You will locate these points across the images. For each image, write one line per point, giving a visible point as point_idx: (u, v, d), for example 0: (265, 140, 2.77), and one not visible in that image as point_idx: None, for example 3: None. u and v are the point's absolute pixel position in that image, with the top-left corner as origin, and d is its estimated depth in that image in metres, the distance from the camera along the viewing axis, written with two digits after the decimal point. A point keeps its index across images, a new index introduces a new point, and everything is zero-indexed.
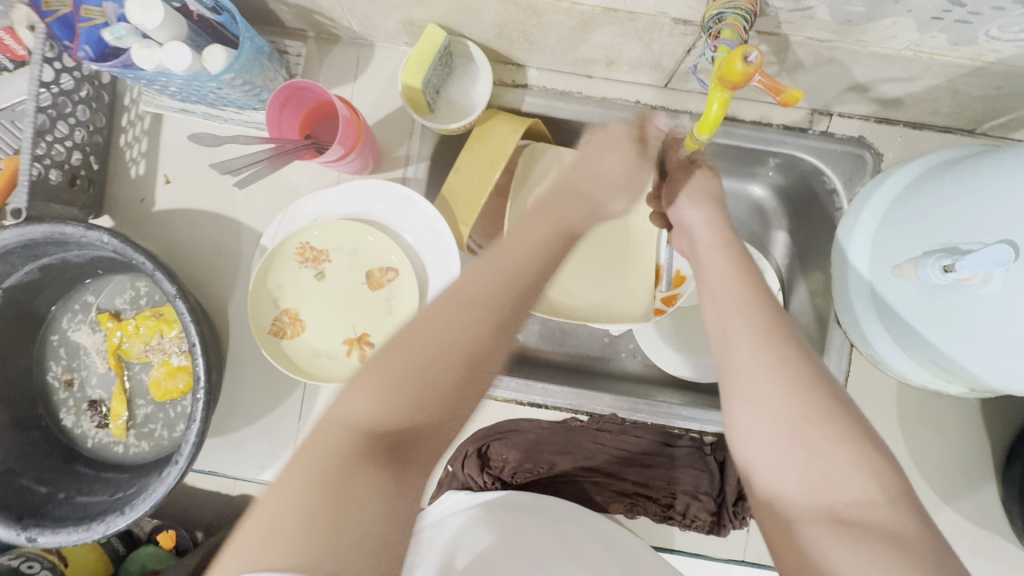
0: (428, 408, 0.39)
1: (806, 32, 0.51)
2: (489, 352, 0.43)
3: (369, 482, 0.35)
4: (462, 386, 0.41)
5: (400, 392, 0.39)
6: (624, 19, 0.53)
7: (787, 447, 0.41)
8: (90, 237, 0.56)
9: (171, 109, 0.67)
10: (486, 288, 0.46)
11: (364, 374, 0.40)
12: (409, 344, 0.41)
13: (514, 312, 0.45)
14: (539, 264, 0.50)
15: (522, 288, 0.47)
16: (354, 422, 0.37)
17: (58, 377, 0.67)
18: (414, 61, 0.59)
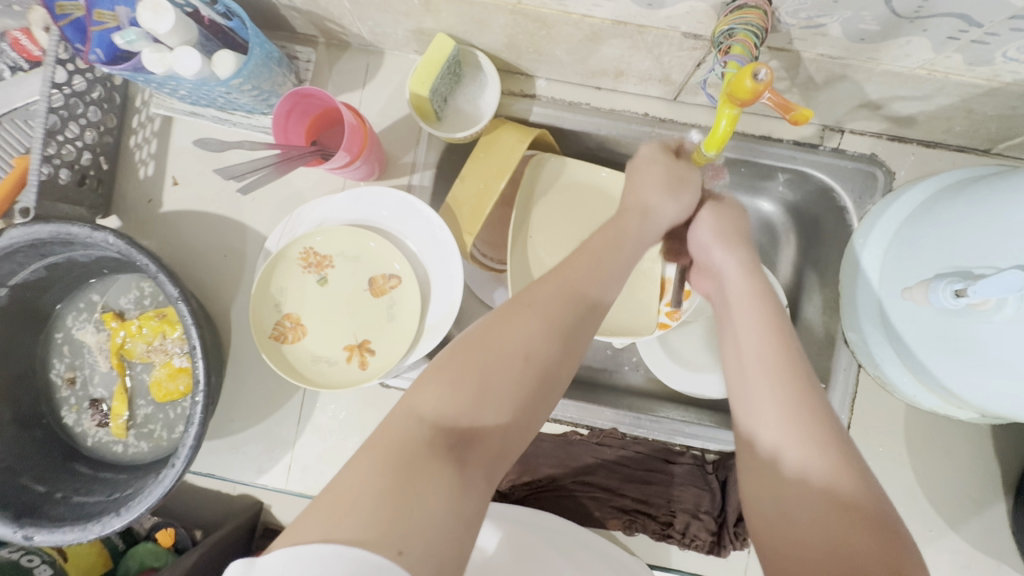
0: (493, 402, 0.37)
1: (818, 49, 0.50)
2: (562, 355, 0.41)
3: (439, 473, 0.32)
4: (525, 383, 0.38)
5: (466, 384, 0.37)
6: (634, 32, 0.53)
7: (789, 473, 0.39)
8: (95, 238, 0.56)
9: (180, 112, 0.67)
10: (559, 288, 0.44)
11: (435, 366, 0.38)
12: (486, 336, 0.40)
13: (584, 314, 0.43)
14: (615, 268, 0.48)
15: (595, 290, 0.45)
16: (428, 413, 0.35)
17: (60, 375, 0.68)
18: (423, 70, 0.59)
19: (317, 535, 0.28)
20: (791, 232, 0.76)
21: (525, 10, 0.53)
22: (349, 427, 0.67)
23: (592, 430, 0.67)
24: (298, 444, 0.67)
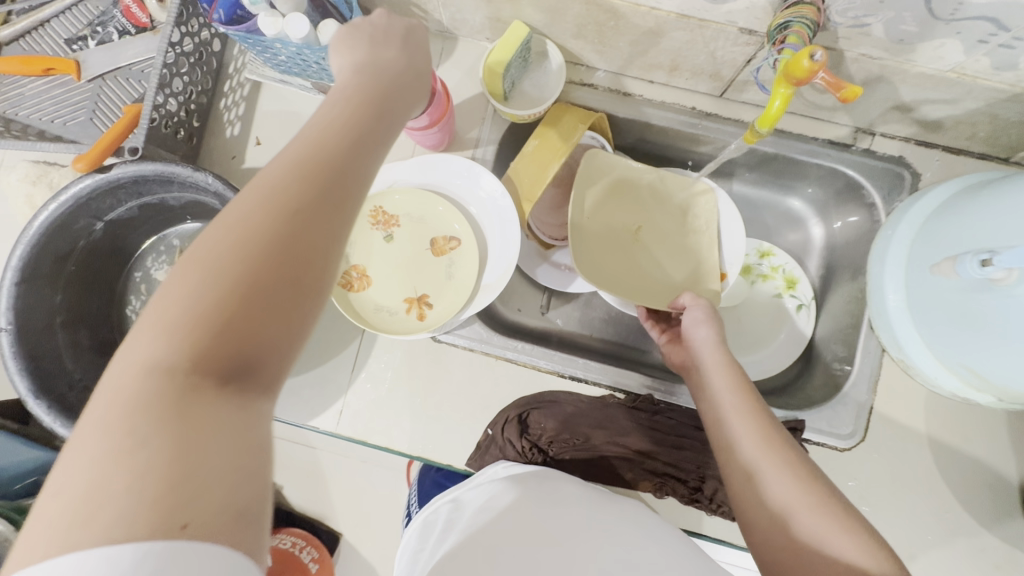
0: (265, 325, 0.31)
1: (861, 48, 0.56)
2: (318, 243, 0.32)
3: (204, 411, 0.28)
4: (300, 296, 0.32)
5: (212, 321, 0.29)
6: (695, 26, 0.59)
7: (766, 497, 0.49)
8: (196, 178, 0.62)
9: (272, 79, 0.74)
10: (273, 183, 0.33)
11: (149, 308, 0.30)
12: (223, 253, 0.30)
13: (300, 201, 0.32)
14: (337, 142, 0.35)
15: (302, 175, 0.33)
16: (161, 369, 0.28)
17: (136, 311, 0.74)
18: (500, 51, 0.66)
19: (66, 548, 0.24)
20: (820, 229, 0.82)
21: (599, 1, 0.60)
22: (401, 377, 0.71)
23: (629, 395, 0.71)
24: (351, 391, 0.71)
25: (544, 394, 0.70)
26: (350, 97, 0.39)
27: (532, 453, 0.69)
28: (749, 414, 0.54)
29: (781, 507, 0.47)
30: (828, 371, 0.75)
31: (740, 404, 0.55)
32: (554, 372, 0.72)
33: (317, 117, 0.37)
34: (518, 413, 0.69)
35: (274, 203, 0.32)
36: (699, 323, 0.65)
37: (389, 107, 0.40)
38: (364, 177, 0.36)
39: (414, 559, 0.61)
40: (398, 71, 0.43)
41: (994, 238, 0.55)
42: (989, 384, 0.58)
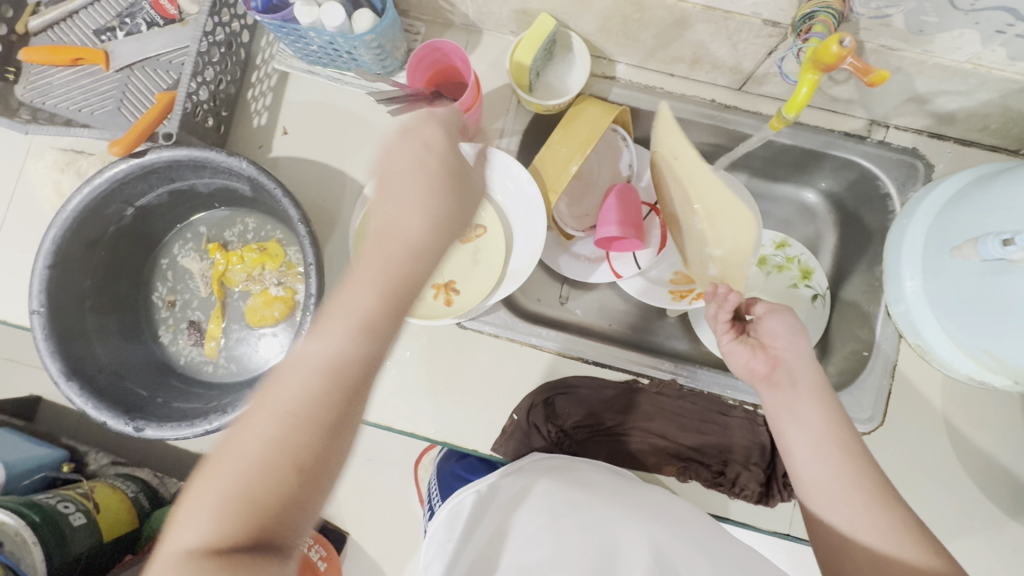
0: (274, 510, 0.37)
1: (880, 39, 0.58)
2: (329, 444, 0.39)
3: (238, 565, 0.34)
4: (308, 476, 0.38)
5: (235, 504, 0.36)
6: (719, 17, 0.61)
7: (833, 477, 0.53)
8: (231, 163, 0.63)
9: (299, 70, 0.75)
10: (300, 385, 0.39)
11: (194, 494, 0.37)
12: (249, 449, 0.37)
13: (324, 399, 0.39)
14: (350, 339, 0.40)
15: (327, 365, 0.40)
16: (193, 546, 0.35)
17: (162, 297, 0.73)
18: (528, 41, 0.67)
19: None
20: (833, 221, 0.84)
21: None
22: (426, 362, 0.72)
23: (652, 380, 0.71)
24: (377, 376, 0.72)
25: (568, 379, 0.71)
26: (371, 263, 0.43)
27: (557, 438, 0.72)
28: (825, 430, 0.55)
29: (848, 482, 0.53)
30: (844, 359, 0.76)
31: (809, 385, 0.57)
32: (577, 356, 0.71)
33: (335, 301, 0.42)
34: (544, 399, 0.70)
35: (302, 403, 0.39)
36: (783, 333, 0.59)
37: (407, 276, 0.43)
38: (363, 381, 0.41)
39: (442, 551, 0.64)
40: (420, 230, 0.44)
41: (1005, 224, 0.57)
42: (1005, 367, 0.60)
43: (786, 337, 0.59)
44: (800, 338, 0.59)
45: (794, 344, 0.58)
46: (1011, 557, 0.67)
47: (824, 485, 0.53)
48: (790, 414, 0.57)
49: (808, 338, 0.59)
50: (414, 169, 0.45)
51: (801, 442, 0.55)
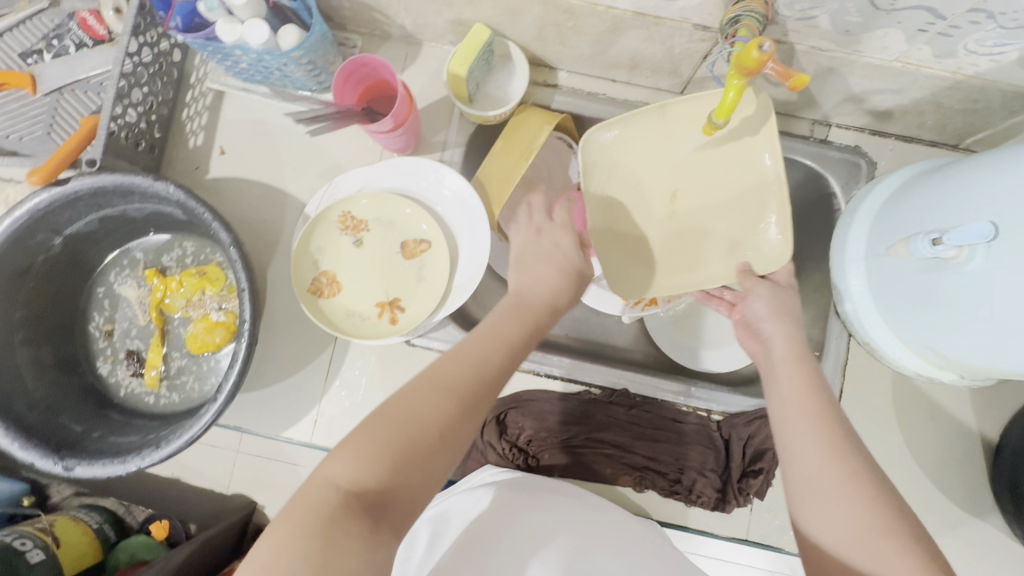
0: (407, 474, 0.40)
1: (809, 41, 0.58)
2: (461, 436, 0.44)
3: (357, 528, 0.36)
4: (439, 460, 0.42)
5: (385, 458, 0.40)
6: (651, 23, 0.61)
7: (813, 444, 0.46)
8: (157, 188, 0.61)
9: (234, 88, 0.73)
10: (457, 373, 0.47)
11: (352, 437, 0.41)
12: (404, 414, 0.43)
13: (476, 398, 0.46)
14: (505, 358, 0.51)
15: (488, 375, 0.48)
16: (342, 483, 0.38)
17: (99, 327, 0.71)
18: (461, 54, 0.66)
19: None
20: None
21: (557, 2, 0.61)
22: (376, 382, 0.71)
23: (605, 390, 0.71)
24: (325, 398, 0.70)
25: (521, 393, 0.71)
26: (516, 314, 0.57)
27: (513, 454, 0.69)
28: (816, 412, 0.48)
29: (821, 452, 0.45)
30: None
31: (801, 363, 0.53)
32: (529, 370, 0.71)
33: (484, 329, 0.54)
34: (495, 415, 0.70)
35: (459, 390, 0.46)
36: (766, 317, 0.59)
37: (539, 323, 0.58)
38: (491, 399, 0.47)
39: (401, 568, 0.58)
40: (564, 300, 0.62)
41: (934, 223, 0.56)
42: (949, 362, 0.61)
43: (762, 324, 0.59)
44: (789, 321, 0.58)
45: (775, 329, 0.58)
46: (966, 550, 0.68)
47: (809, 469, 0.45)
48: (777, 390, 0.52)
49: (792, 324, 0.58)
50: (561, 267, 0.65)
51: (781, 414, 0.50)
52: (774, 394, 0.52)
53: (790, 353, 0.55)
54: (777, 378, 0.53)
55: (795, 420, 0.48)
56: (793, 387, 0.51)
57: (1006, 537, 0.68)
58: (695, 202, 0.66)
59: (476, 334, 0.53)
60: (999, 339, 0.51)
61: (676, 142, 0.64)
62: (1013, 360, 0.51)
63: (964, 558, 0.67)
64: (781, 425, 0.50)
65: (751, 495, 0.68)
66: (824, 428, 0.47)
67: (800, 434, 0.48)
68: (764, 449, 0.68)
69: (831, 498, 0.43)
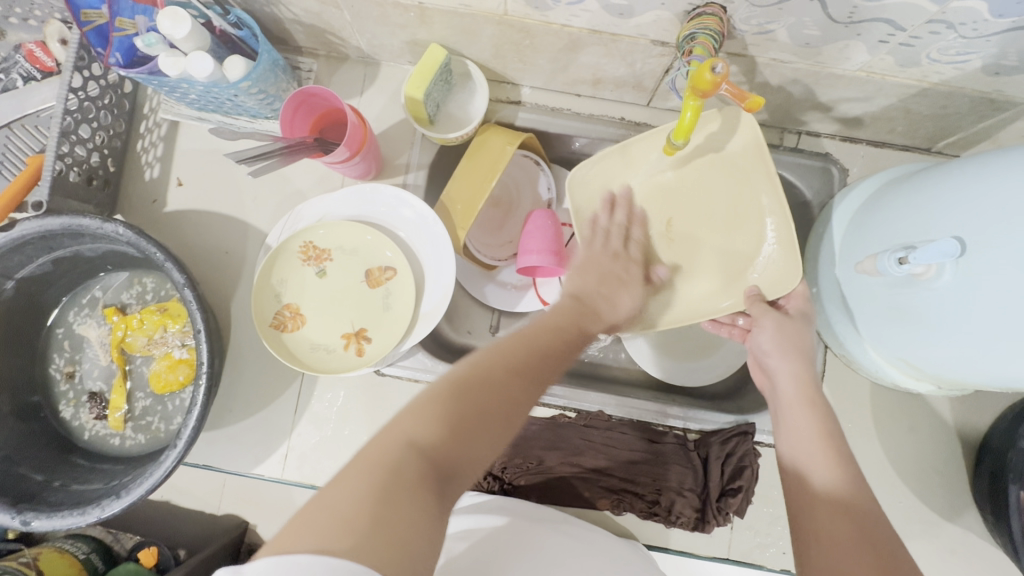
0: (475, 444, 0.39)
1: (770, 54, 0.57)
2: (520, 413, 0.43)
3: (422, 492, 0.35)
4: (505, 432, 0.41)
5: (455, 423, 0.39)
6: (608, 40, 0.59)
7: (829, 483, 0.46)
8: (106, 229, 0.58)
9: (188, 117, 0.71)
10: (524, 354, 0.47)
11: (423, 398, 0.40)
12: (477, 382, 0.42)
13: (537, 383, 0.46)
14: (565, 348, 0.51)
15: (550, 362, 0.48)
16: (418, 442, 0.37)
17: (60, 369, 0.69)
18: (418, 76, 0.64)
19: (314, 546, 0.30)
20: None
21: (511, 21, 0.59)
22: (345, 414, 0.69)
23: (580, 413, 0.71)
24: (295, 433, 0.69)
25: None
26: (580, 303, 0.56)
27: (488, 481, 0.69)
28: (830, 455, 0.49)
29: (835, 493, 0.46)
30: None
31: (814, 400, 0.54)
32: None
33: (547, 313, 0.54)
34: None
35: (524, 371, 0.45)
36: (770, 352, 0.58)
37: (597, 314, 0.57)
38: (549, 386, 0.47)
39: None
40: (631, 300, 0.60)
41: (899, 237, 0.55)
42: (926, 375, 0.60)
43: (770, 359, 0.58)
44: (803, 361, 0.57)
45: (781, 364, 0.57)
46: (950, 560, 0.67)
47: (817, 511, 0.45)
48: (793, 429, 0.53)
49: (803, 359, 0.56)
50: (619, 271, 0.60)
51: (792, 454, 0.51)
52: (790, 435, 0.53)
53: (807, 388, 0.55)
54: (794, 418, 0.54)
55: (813, 461, 0.49)
56: (809, 426, 0.52)
57: (989, 545, 0.67)
58: (701, 220, 0.64)
59: (541, 320, 0.52)
60: (971, 356, 0.50)
61: (655, 178, 0.64)
62: (991, 373, 0.50)
63: (948, 569, 0.66)
64: (798, 464, 0.50)
65: (731, 514, 0.67)
66: (840, 467, 0.48)
67: (817, 473, 0.48)
68: (743, 466, 0.67)
69: (831, 542, 0.43)
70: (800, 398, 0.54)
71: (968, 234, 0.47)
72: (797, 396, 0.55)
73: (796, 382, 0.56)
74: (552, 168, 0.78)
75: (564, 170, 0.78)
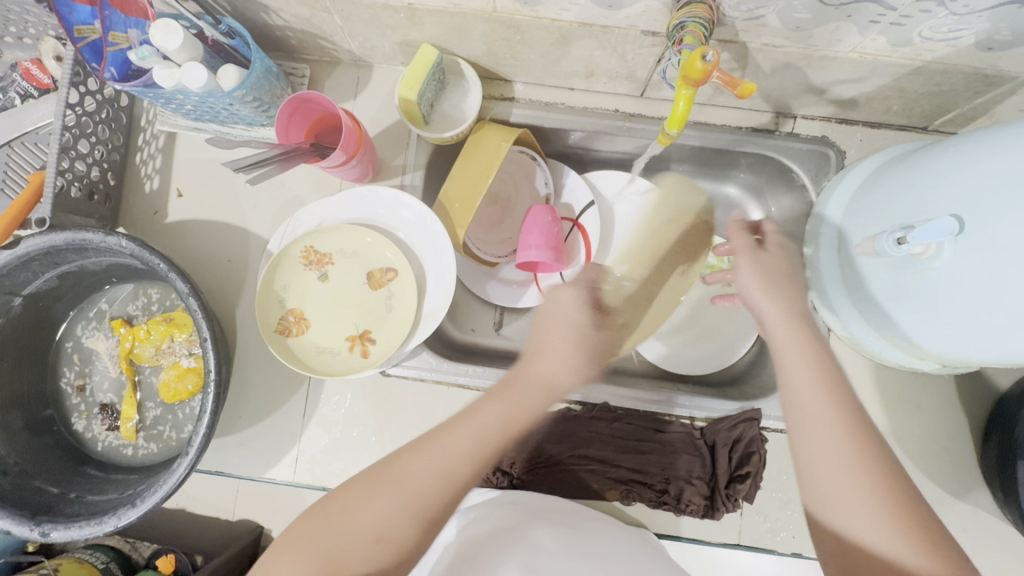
0: (342, 573, 0.43)
1: (762, 39, 0.56)
2: (417, 544, 0.46)
3: None
4: (379, 559, 0.44)
5: (320, 558, 0.43)
6: (599, 32, 0.59)
7: (855, 517, 0.43)
8: (109, 243, 0.59)
9: (184, 128, 0.71)
10: (423, 474, 0.48)
11: (299, 533, 0.46)
12: (346, 512, 0.46)
13: (441, 508, 0.47)
14: (476, 453, 0.50)
15: (457, 482, 0.48)
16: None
17: (71, 383, 0.70)
18: (410, 77, 0.64)
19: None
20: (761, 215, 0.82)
21: (501, 18, 0.59)
22: (353, 416, 0.70)
23: (585, 406, 0.71)
24: (304, 437, 0.70)
25: None
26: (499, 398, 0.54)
27: (497, 477, 0.69)
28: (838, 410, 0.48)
29: (863, 528, 0.43)
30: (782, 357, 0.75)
31: (833, 407, 0.48)
32: None
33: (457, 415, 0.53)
34: None
35: (419, 495, 0.47)
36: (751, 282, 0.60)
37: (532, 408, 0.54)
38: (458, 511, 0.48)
39: None
40: (558, 375, 0.57)
41: (896, 220, 0.55)
42: (930, 355, 0.59)
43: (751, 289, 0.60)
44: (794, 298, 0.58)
45: (777, 301, 0.57)
46: (962, 538, 0.67)
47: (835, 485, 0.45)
48: (813, 445, 0.47)
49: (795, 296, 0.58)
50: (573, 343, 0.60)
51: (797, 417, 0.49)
52: (806, 449, 0.47)
53: (828, 388, 0.49)
54: (813, 435, 0.48)
55: (820, 461, 0.46)
56: (830, 443, 0.46)
57: (1000, 521, 0.67)
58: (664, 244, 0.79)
59: (453, 423, 0.52)
60: (974, 332, 0.50)
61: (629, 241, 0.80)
62: (992, 352, 0.50)
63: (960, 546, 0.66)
64: (816, 491, 0.46)
65: (740, 500, 0.68)
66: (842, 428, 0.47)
67: (818, 452, 0.47)
68: (750, 452, 0.67)
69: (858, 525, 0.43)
70: (818, 404, 0.49)
71: (966, 212, 0.47)
72: (819, 402, 0.49)
73: (814, 387, 0.49)
74: (550, 162, 0.78)
75: (561, 164, 0.78)
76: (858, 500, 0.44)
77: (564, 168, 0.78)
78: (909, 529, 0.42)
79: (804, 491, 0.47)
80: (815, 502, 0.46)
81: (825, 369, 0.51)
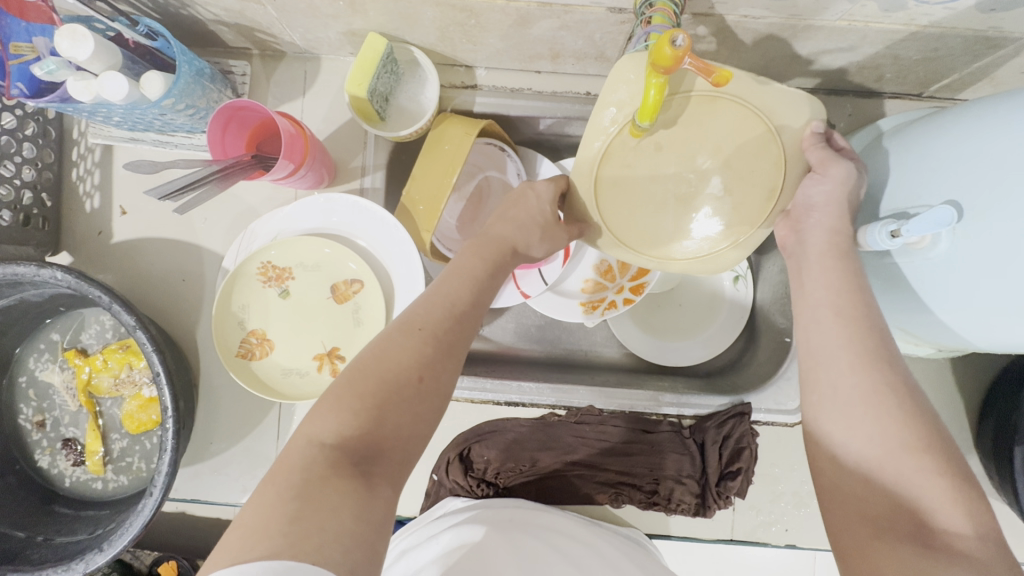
0: (389, 418, 0.40)
1: (740, 11, 0.51)
2: (445, 368, 0.44)
3: (334, 490, 0.35)
4: (418, 403, 0.42)
5: (361, 408, 0.40)
6: (560, 12, 0.53)
7: (870, 459, 0.40)
8: (43, 276, 0.53)
9: (120, 139, 0.66)
10: (431, 314, 0.46)
11: (334, 393, 0.41)
12: (376, 363, 0.42)
13: (457, 337, 0.46)
14: (472, 293, 0.50)
15: (462, 315, 0.48)
16: (328, 439, 0.38)
17: (29, 419, 0.67)
18: (358, 70, 0.58)
19: (243, 555, 0.31)
20: None
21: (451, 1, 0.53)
22: None
23: (570, 409, 0.69)
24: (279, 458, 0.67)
25: (484, 425, 0.69)
26: (477, 255, 0.54)
27: (482, 488, 0.68)
28: (846, 306, 0.45)
29: (877, 480, 0.39)
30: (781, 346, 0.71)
31: (846, 318, 0.44)
32: (489, 400, 0.68)
33: (450, 272, 0.51)
34: (459, 452, 0.67)
35: (432, 328, 0.45)
36: (823, 204, 0.49)
37: (503, 265, 0.54)
38: (472, 339, 0.48)
39: None
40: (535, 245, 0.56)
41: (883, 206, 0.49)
42: (924, 342, 0.55)
43: (814, 213, 0.49)
44: (843, 213, 0.48)
45: (822, 219, 0.48)
46: None
47: (841, 385, 0.42)
48: (829, 376, 0.43)
49: (836, 212, 0.48)
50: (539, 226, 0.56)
51: (817, 329, 0.45)
52: (824, 381, 0.43)
53: (840, 313, 0.44)
54: (822, 368, 0.44)
55: (834, 363, 0.43)
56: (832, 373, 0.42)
57: (995, 499, 0.66)
58: (679, 300, 0.76)
59: (446, 277, 0.51)
60: (982, 324, 0.44)
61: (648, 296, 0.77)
62: (990, 341, 0.46)
63: None
64: (821, 426, 0.43)
65: (731, 497, 0.66)
66: (847, 324, 0.44)
67: (822, 349, 0.44)
68: (742, 448, 0.64)
69: (868, 423, 0.40)
70: (827, 329, 0.44)
71: (964, 197, 0.41)
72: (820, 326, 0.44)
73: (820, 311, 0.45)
74: (520, 151, 0.72)
75: (532, 152, 0.72)
76: (877, 438, 0.40)
77: (535, 156, 0.72)
78: (937, 472, 0.38)
79: (809, 429, 0.44)
80: (820, 457, 0.43)
81: (844, 287, 0.46)
